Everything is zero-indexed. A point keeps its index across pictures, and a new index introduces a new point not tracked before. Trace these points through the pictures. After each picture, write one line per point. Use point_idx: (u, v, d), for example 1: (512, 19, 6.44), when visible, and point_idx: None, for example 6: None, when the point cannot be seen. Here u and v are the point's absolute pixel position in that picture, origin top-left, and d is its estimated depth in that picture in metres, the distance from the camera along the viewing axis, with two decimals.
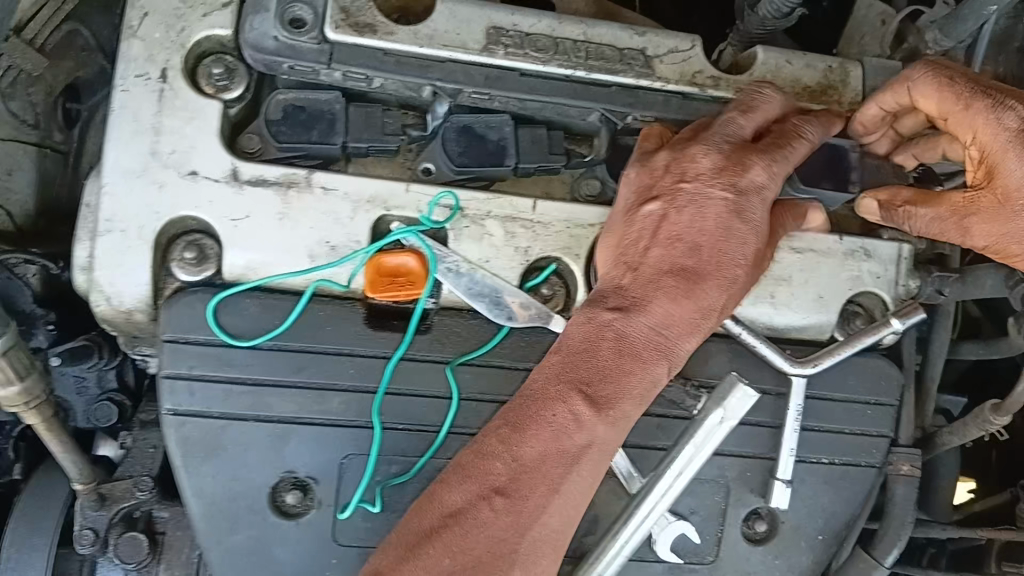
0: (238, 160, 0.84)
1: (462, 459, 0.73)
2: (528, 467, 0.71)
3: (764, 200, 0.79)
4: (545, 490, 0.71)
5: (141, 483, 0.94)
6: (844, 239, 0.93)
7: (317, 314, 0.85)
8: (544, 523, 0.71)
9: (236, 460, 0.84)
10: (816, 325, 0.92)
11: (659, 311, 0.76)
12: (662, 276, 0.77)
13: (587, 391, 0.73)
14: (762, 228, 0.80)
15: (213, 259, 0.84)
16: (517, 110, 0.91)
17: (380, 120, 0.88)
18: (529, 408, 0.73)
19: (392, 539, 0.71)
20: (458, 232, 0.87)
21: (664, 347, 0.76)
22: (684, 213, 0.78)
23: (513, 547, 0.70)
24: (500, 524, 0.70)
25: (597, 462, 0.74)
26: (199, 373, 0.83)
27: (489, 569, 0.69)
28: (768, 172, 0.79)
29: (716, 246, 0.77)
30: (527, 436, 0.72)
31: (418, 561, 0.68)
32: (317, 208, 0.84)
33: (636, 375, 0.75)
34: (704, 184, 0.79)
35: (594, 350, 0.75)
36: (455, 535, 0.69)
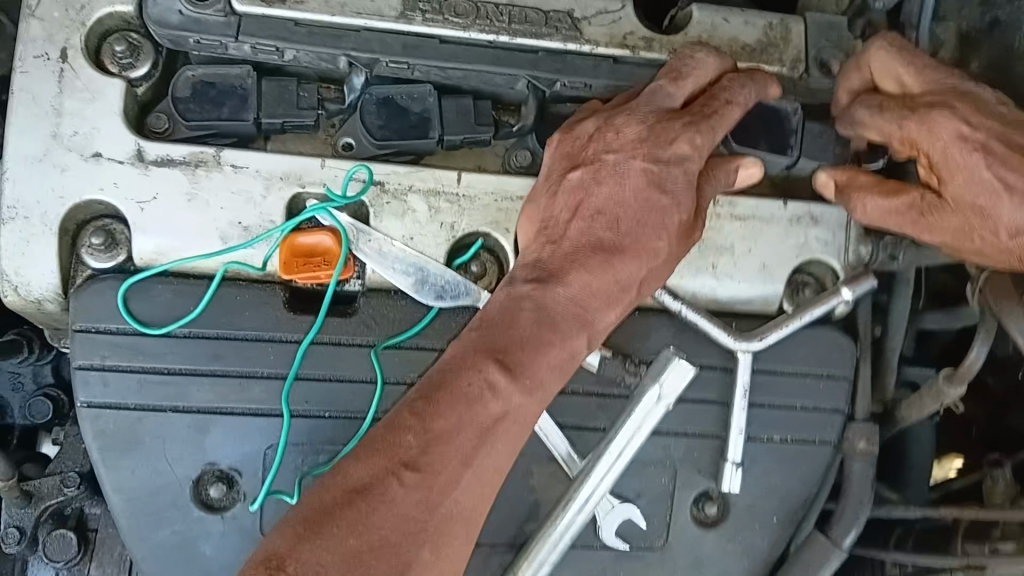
0: (143, 139, 0.80)
1: (370, 435, 0.66)
2: (439, 442, 0.65)
3: (688, 170, 0.76)
4: (458, 465, 0.66)
5: (68, 479, 0.88)
6: (790, 205, 0.89)
7: (234, 298, 0.81)
8: (456, 499, 0.65)
9: (154, 453, 0.79)
10: (763, 297, 0.88)
11: (579, 283, 0.73)
12: (580, 249, 0.74)
13: (505, 360, 0.69)
14: (688, 198, 0.76)
15: (123, 243, 0.80)
16: (440, 80, 0.87)
17: (295, 95, 0.84)
18: (441, 381, 0.68)
19: (290, 518, 0.63)
20: (379, 210, 0.83)
21: (583, 318, 0.72)
22: (602, 185, 0.75)
23: (424, 525, 0.63)
24: (409, 501, 0.63)
25: (512, 436, 0.69)
26: (112, 363, 0.78)
27: (399, 550, 0.62)
28: (694, 143, 0.76)
29: (636, 218, 0.74)
30: (441, 407, 0.66)
31: (319, 541, 0.60)
32: (226, 186, 0.81)
33: (555, 347, 0.71)
34: (624, 156, 0.76)
35: (512, 321, 0.71)
36: (363, 511, 0.62)
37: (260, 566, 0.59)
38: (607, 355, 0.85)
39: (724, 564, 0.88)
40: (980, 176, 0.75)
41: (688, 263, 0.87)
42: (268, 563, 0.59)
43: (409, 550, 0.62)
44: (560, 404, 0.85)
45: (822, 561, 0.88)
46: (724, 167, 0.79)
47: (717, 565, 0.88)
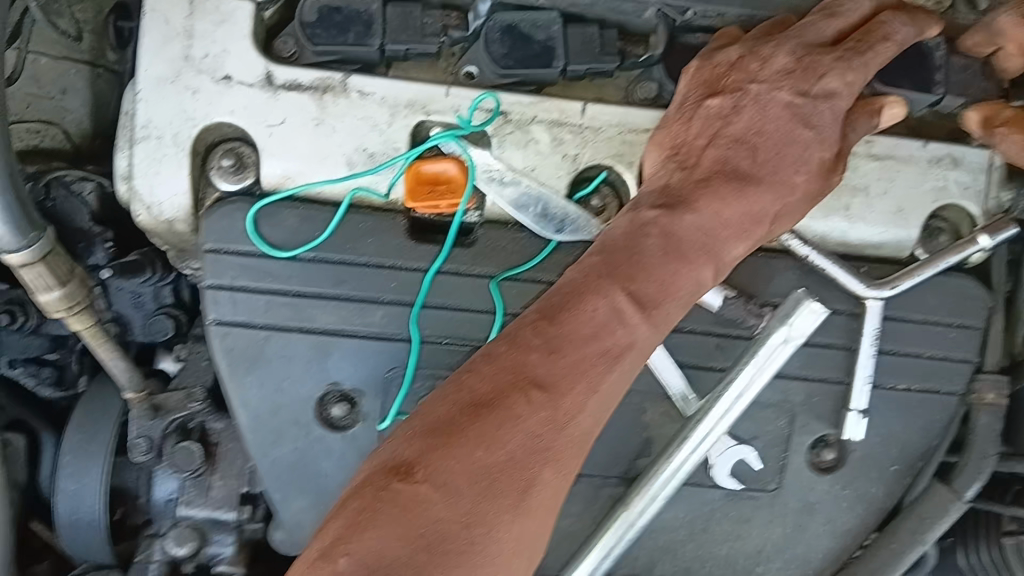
0: (271, 63, 0.80)
1: (489, 350, 0.65)
2: (564, 363, 0.64)
3: (835, 108, 0.74)
4: (582, 389, 0.64)
5: (193, 394, 0.94)
6: (929, 145, 0.85)
7: (358, 225, 0.81)
8: (579, 423, 0.64)
9: (281, 371, 0.81)
10: (895, 242, 0.85)
11: (712, 212, 0.71)
12: (714, 177, 0.72)
13: (632, 287, 0.67)
14: (833, 136, 0.74)
15: (251, 167, 0.81)
16: (566, 8, 0.85)
17: (420, 22, 0.83)
18: (565, 302, 0.66)
19: (412, 426, 0.62)
20: (502, 139, 0.82)
21: (711, 248, 0.70)
22: (742, 114, 0.74)
23: (547, 446, 0.63)
24: (534, 420, 0.62)
25: (634, 364, 0.68)
26: (241, 284, 0.80)
27: (523, 466, 0.61)
28: (845, 81, 0.73)
29: (775, 151, 0.73)
30: (566, 328, 0.65)
31: (448, 449, 0.60)
32: (352, 112, 0.81)
33: (681, 276, 0.69)
34: (769, 87, 0.74)
35: (638, 245, 0.69)
36: (491, 424, 0.61)
37: (389, 470, 0.60)
38: (729, 297, 0.84)
39: (837, 513, 0.88)
40: None
41: (821, 204, 0.83)
42: (398, 469, 0.59)
43: (532, 468, 0.62)
44: (676, 343, 0.85)
45: (942, 512, 0.86)
46: (865, 111, 0.75)
47: (830, 511, 0.88)
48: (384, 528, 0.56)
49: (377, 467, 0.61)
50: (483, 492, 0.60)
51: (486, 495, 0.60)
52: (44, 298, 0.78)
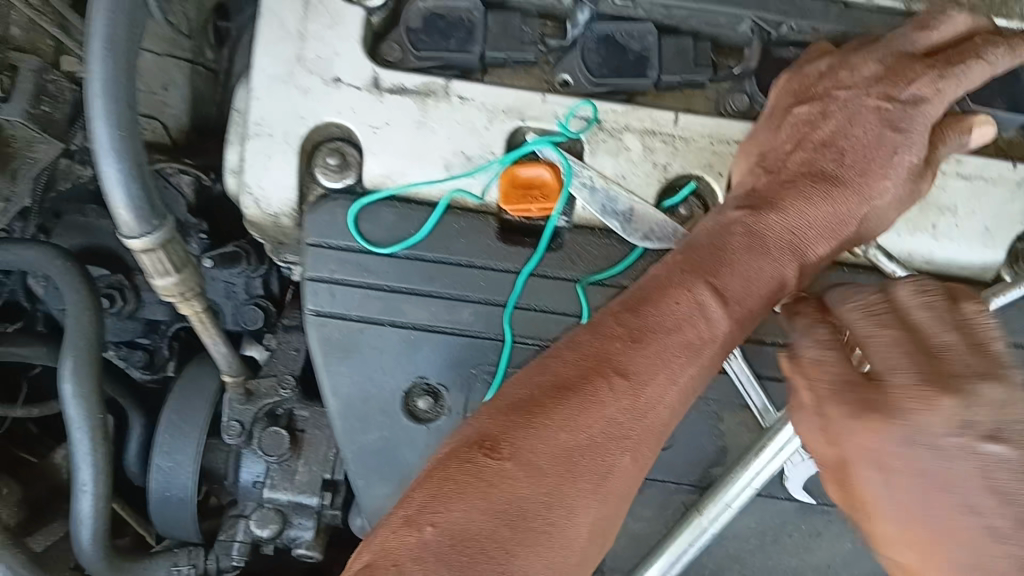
0: (379, 67, 0.84)
1: (568, 341, 0.65)
2: (648, 353, 0.63)
3: (926, 115, 0.73)
4: (664, 380, 0.63)
5: (283, 381, 0.98)
6: (1019, 167, 0.85)
7: (451, 225, 0.84)
8: (659, 415, 0.63)
9: (372, 363, 0.85)
10: (981, 262, 0.85)
11: (797, 213, 0.70)
12: (799, 178, 0.72)
13: (718, 281, 0.66)
14: (923, 141, 0.73)
15: (354, 166, 0.84)
16: (661, 18, 0.87)
17: (519, 30, 0.86)
18: (650, 294, 0.65)
19: (490, 410, 0.61)
20: (595, 146, 0.84)
21: (797, 247, 0.70)
22: (831, 120, 0.74)
23: (630, 433, 0.61)
24: (616, 408, 0.61)
25: (716, 359, 0.66)
26: (339, 277, 0.84)
27: (603, 452, 0.60)
28: (937, 87, 0.73)
29: (863, 154, 0.72)
30: (650, 319, 0.64)
31: (530, 430, 0.59)
32: (453, 116, 0.84)
33: (766, 273, 0.68)
34: (857, 94, 0.74)
35: (723, 243, 0.69)
36: (574, 409, 0.60)
37: (471, 445, 0.58)
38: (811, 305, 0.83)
39: None
40: None
41: (909, 221, 0.84)
42: (480, 445, 0.58)
43: (613, 456, 0.61)
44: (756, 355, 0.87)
45: None
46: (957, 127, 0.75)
47: None
48: (466, 505, 0.56)
49: (457, 444, 0.60)
50: (563, 476, 0.58)
51: (567, 478, 0.59)
52: (160, 282, 0.81)
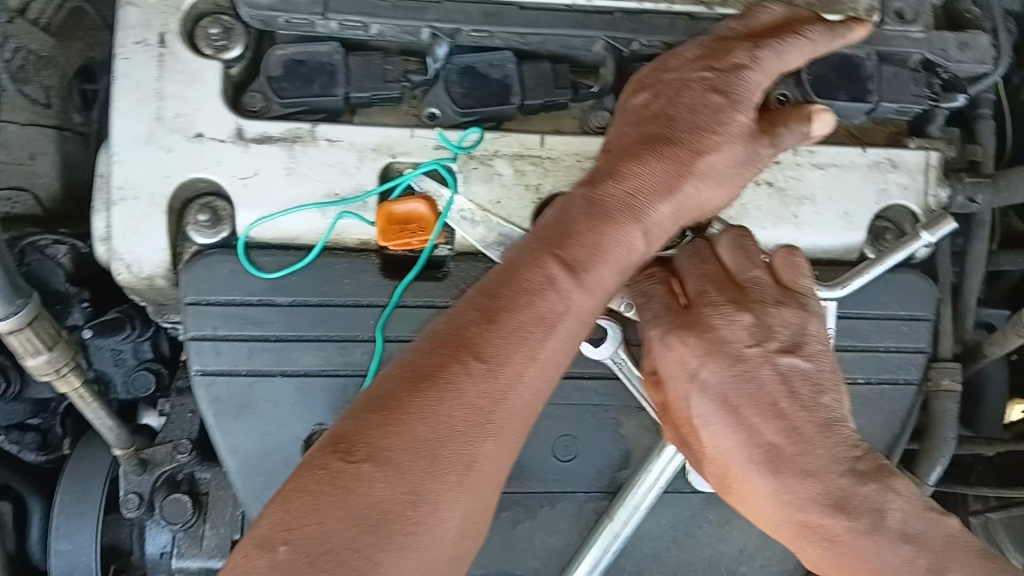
0: (242, 118, 0.83)
1: (431, 331, 0.69)
2: (502, 334, 0.67)
3: (750, 79, 0.77)
4: (520, 359, 0.67)
5: (180, 446, 0.96)
6: (869, 150, 0.90)
7: (333, 266, 0.85)
8: (518, 394, 0.67)
9: (267, 416, 0.85)
10: (844, 245, 0.90)
11: (639, 178, 0.73)
12: (636, 147, 0.75)
13: (563, 255, 0.69)
14: (749, 103, 0.77)
15: (226, 219, 0.84)
16: (519, 45, 0.89)
17: (381, 68, 0.87)
18: (502, 278, 0.69)
19: (357, 406, 0.65)
20: (467, 175, 0.86)
21: (637, 211, 0.72)
22: (662, 97, 0.78)
23: (489, 416, 0.65)
24: (473, 392, 0.65)
25: (572, 332, 0.70)
26: (224, 333, 0.84)
27: (463, 440, 0.64)
28: (752, 55, 0.78)
29: (691, 119, 0.76)
30: (503, 300, 0.68)
31: (387, 427, 0.63)
32: (323, 159, 0.84)
33: (612, 241, 0.71)
34: (682, 71, 0.79)
35: (568, 220, 0.72)
36: (431, 399, 0.64)
37: (329, 451, 0.62)
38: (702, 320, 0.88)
39: None
40: None
41: (771, 214, 0.88)
42: (338, 449, 0.62)
43: (473, 441, 0.64)
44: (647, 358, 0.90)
45: None
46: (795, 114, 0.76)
47: None
48: (326, 513, 0.59)
49: (322, 447, 0.63)
50: (426, 467, 0.62)
51: (428, 468, 0.62)
52: (31, 361, 0.83)
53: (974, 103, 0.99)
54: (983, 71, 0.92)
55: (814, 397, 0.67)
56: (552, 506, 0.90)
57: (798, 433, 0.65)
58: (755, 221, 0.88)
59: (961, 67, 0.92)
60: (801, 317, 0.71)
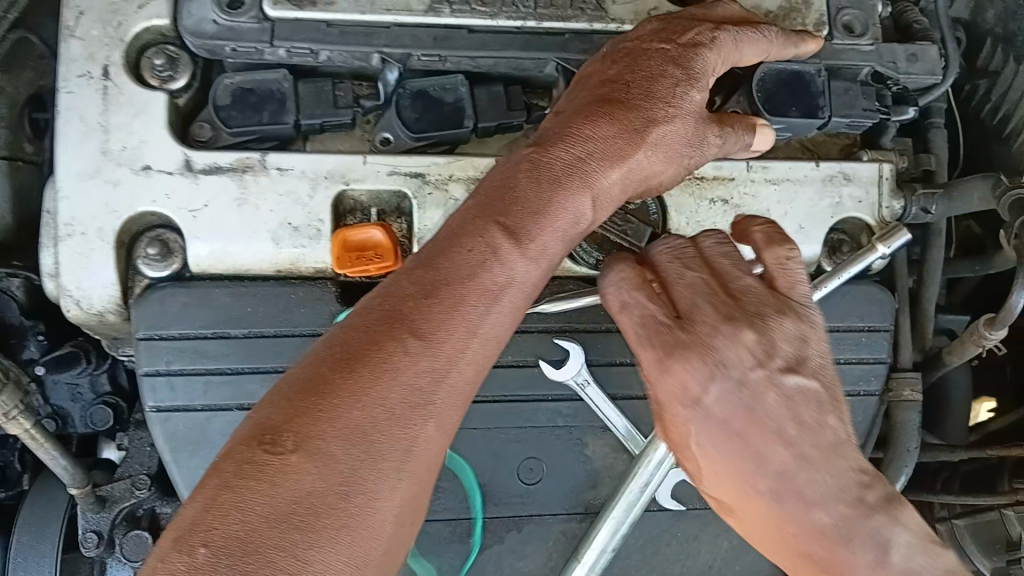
0: (189, 149, 0.82)
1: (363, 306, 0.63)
2: (441, 309, 0.62)
3: (705, 59, 0.76)
4: (463, 334, 0.62)
5: (139, 481, 0.94)
6: (821, 165, 0.90)
7: (289, 297, 0.84)
8: (459, 374, 0.62)
9: (225, 450, 0.83)
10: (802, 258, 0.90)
11: (588, 142, 0.70)
12: (588, 109, 0.72)
13: (507, 222, 0.65)
14: (705, 80, 0.76)
15: (177, 252, 0.83)
16: (471, 69, 0.89)
17: (332, 95, 0.86)
18: (441, 247, 0.64)
19: (285, 388, 0.59)
20: (422, 201, 0.85)
21: (587, 176, 0.68)
22: (617, 64, 0.76)
23: (429, 395, 0.60)
24: (411, 371, 0.60)
25: (516, 303, 0.65)
26: (177, 368, 0.83)
27: (402, 423, 0.59)
28: (712, 35, 0.77)
29: (646, 86, 0.73)
30: (443, 270, 0.63)
31: (318, 412, 0.57)
32: (273, 189, 0.82)
33: (556, 209, 0.66)
34: (640, 39, 0.77)
35: (513, 185, 0.67)
36: (363, 381, 0.58)
37: (250, 443, 0.56)
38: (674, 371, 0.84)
39: None
40: None
41: (726, 230, 0.89)
42: (262, 439, 0.56)
43: (414, 424, 0.59)
44: (611, 379, 0.90)
45: None
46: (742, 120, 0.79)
47: None
48: (249, 509, 0.53)
49: (242, 438, 0.57)
50: (361, 454, 0.57)
51: (365, 455, 0.57)
52: None
53: (926, 112, 1.00)
54: (933, 81, 0.93)
55: (813, 413, 0.60)
56: (520, 530, 0.88)
57: (808, 459, 0.59)
58: None
59: (910, 80, 0.92)
60: (801, 329, 0.63)
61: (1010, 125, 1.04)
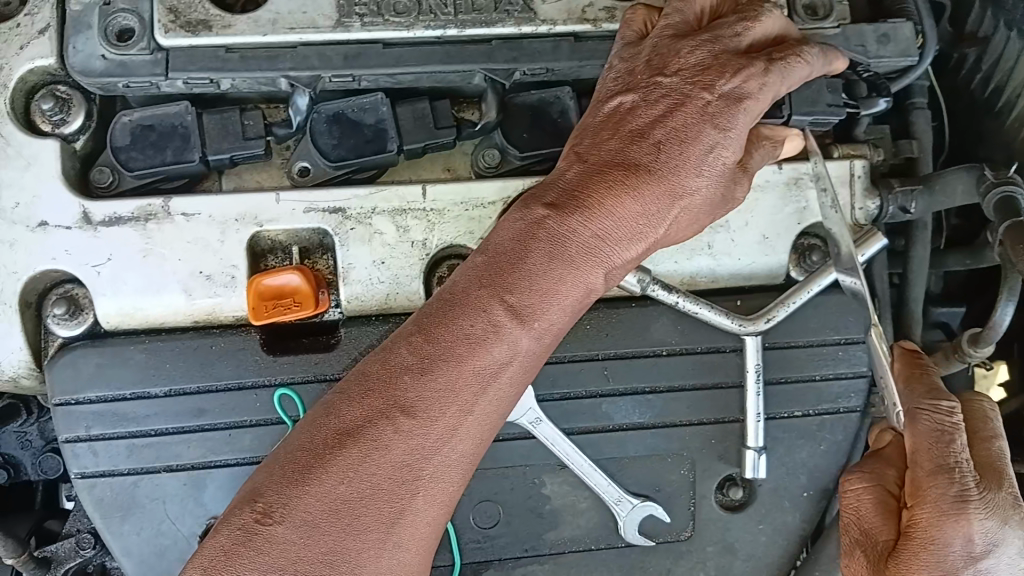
0: (87, 201, 0.77)
1: (363, 369, 0.61)
2: (436, 387, 0.59)
3: (749, 111, 0.67)
4: (456, 413, 0.60)
5: (83, 540, 0.88)
6: (785, 167, 0.83)
7: (211, 348, 0.77)
8: (450, 452, 0.60)
9: (156, 514, 0.77)
10: (766, 270, 0.83)
11: (609, 215, 0.65)
12: (609, 170, 0.66)
13: (512, 300, 0.61)
14: (741, 141, 0.67)
15: (87, 307, 0.78)
16: (392, 85, 0.81)
17: (239, 125, 0.79)
18: (441, 312, 0.61)
19: (280, 453, 0.59)
20: (344, 237, 0.79)
21: (600, 248, 0.64)
22: (654, 107, 0.68)
23: (417, 472, 0.59)
24: (400, 449, 0.58)
25: (518, 378, 0.62)
26: (98, 433, 0.77)
27: (389, 498, 0.58)
28: (762, 82, 0.67)
29: (680, 146, 0.66)
30: (441, 344, 0.60)
31: (306, 487, 0.56)
32: (180, 236, 0.77)
33: (568, 284, 0.62)
34: (682, 81, 0.68)
35: (527, 250, 0.63)
36: (352, 459, 0.57)
37: (242, 506, 0.57)
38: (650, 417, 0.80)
39: (758, 547, 0.84)
40: (857, 501, 0.67)
41: (683, 244, 0.82)
42: (251, 505, 0.56)
43: (401, 498, 0.58)
44: (565, 413, 0.82)
45: None
46: (770, 141, 0.72)
47: (752, 549, 0.85)
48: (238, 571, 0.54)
49: (240, 499, 0.58)
50: (345, 527, 0.56)
51: (347, 531, 0.56)
52: None
53: (908, 91, 0.90)
54: (907, 63, 0.84)
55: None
56: None
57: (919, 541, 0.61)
58: (665, 255, 0.81)
59: (879, 63, 0.83)
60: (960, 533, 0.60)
61: (1003, 97, 0.94)
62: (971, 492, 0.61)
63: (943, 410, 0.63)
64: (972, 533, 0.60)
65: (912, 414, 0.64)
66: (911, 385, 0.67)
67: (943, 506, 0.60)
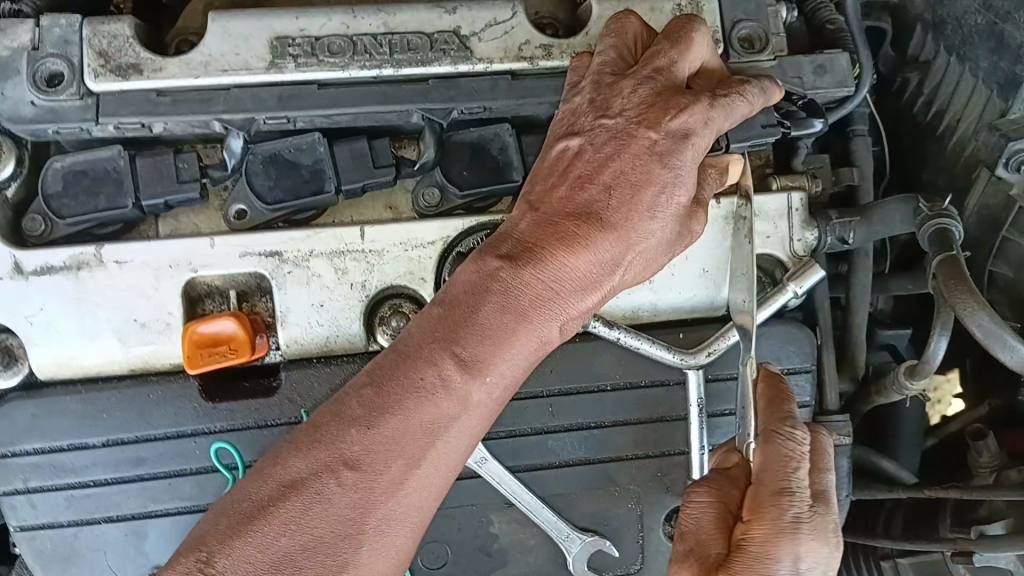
0: (18, 250, 0.76)
1: (315, 420, 0.61)
2: (382, 439, 0.59)
3: (696, 148, 0.66)
4: (402, 466, 0.59)
5: None
6: (722, 201, 0.83)
7: (148, 397, 0.76)
8: (395, 506, 0.59)
9: (97, 564, 0.76)
10: (707, 303, 0.83)
11: (558, 263, 0.65)
12: (560, 217, 0.66)
13: (461, 353, 0.61)
14: (693, 178, 0.67)
15: (22, 358, 0.77)
16: (328, 125, 0.80)
17: (173, 168, 0.78)
18: (392, 365, 0.62)
19: (226, 503, 0.59)
20: (281, 280, 0.78)
21: (548, 299, 0.64)
22: (601, 150, 0.67)
23: (360, 526, 0.58)
24: (344, 503, 0.58)
25: (467, 431, 0.62)
26: (35, 485, 0.76)
27: (332, 552, 0.57)
28: (705, 116, 0.66)
29: (630, 189, 0.66)
30: (390, 397, 0.60)
31: (249, 538, 0.56)
32: (113, 284, 0.76)
33: (516, 336, 0.63)
34: (626, 122, 0.67)
35: (477, 303, 0.63)
36: (296, 510, 0.57)
37: (186, 554, 0.56)
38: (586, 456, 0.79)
39: None
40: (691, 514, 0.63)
41: None
42: (195, 554, 0.56)
43: (345, 552, 0.58)
44: (509, 451, 0.81)
45: None
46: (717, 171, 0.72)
47: None
48: None
49: (183, 547, 0.58)
50: None
51: None
52: None
53: (848, 119, 0.91)
54: (845, 94, 0.84)
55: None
56: None
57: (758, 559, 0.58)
58: None
59: (817, 95, 0.84)
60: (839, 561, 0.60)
61: (944, 121, 0.94)
62: (804, 516, 0.59)
63: (797, 437, 0.62)
64: (800, 553, 0.58)
65: (768, 434, 0.62)
66: (770, 410, 0.64)
67: (781, 524, 0.58)
